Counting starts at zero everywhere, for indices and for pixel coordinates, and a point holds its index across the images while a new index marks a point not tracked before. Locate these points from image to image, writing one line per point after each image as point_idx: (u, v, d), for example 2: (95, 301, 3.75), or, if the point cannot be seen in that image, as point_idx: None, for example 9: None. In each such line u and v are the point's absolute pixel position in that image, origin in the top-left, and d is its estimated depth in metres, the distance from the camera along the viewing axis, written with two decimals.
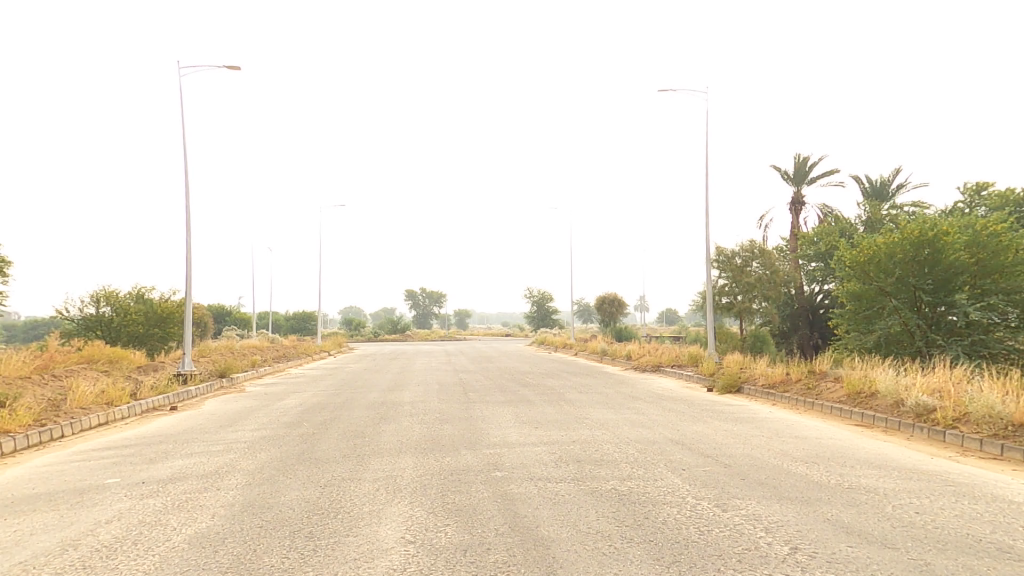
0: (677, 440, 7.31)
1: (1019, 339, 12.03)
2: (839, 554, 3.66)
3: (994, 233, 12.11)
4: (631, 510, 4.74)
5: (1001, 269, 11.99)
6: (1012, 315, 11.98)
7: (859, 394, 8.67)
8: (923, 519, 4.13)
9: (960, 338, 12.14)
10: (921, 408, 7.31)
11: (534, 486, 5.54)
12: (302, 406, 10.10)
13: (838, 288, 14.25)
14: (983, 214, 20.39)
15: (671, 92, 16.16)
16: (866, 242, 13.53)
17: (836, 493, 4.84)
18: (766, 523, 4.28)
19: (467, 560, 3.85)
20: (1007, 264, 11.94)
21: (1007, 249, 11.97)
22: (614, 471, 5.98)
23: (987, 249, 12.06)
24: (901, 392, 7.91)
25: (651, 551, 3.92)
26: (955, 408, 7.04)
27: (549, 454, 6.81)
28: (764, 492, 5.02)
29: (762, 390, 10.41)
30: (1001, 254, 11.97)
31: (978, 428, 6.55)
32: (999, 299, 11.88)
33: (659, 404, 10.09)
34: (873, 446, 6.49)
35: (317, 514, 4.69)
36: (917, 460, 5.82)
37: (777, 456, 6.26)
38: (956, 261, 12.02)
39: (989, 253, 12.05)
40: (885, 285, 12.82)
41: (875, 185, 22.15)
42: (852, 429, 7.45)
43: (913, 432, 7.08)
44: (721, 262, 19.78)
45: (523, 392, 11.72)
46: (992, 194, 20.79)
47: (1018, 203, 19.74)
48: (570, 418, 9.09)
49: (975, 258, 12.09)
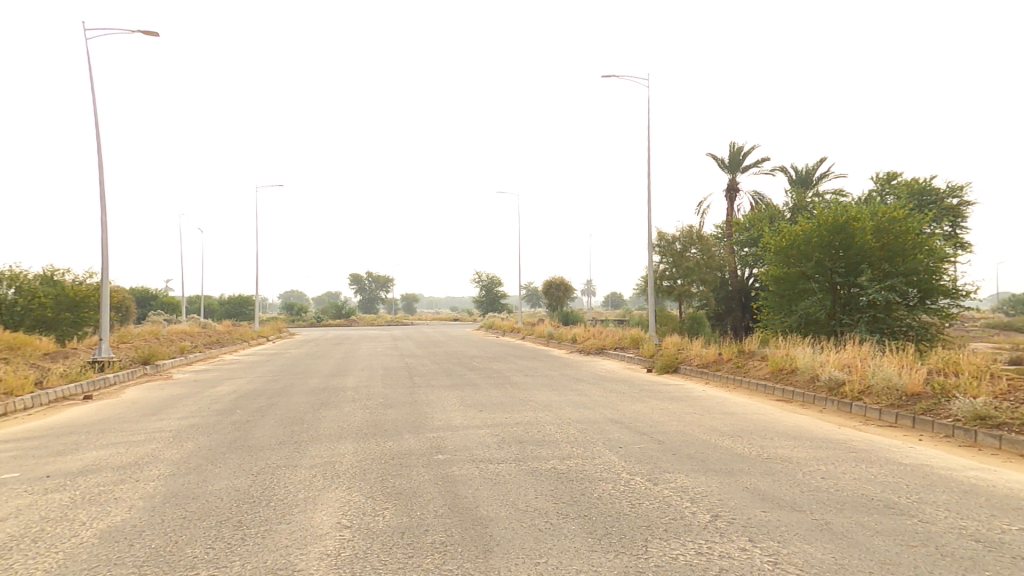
0: (616, 419, 7.57)
1: (918, 317, 12.93)
2: (753, 519, 3.90)
3: (897, 219, 12.99)
4: (568, 488, 4.88)
5: (904, 252, 12.81)
6: (912, 295, 12.86)
7: (781, 370, 9.23)
8: (827, 482, 4.47)
9: (868, 318, 13.00)
10: (833, 382, 7.84)
11: (476, 468, 5.59)
12: (236, 393, 9.71)
13: (764, 272, 15.09)
14: (891, 202, 21.85)
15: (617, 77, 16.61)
16: (789, 229, 14.41)
17: (755, 463, 5.16)
18: (692, 494, 4.50)
19: (403, 542, 3.85)
20: (909, 247, 12.77)
21: (908, 233, 12.83)
22: (554, 451, 6.11)
23: (892, 233, 12.89)
24: (816, 367, 8.47)
25: (584, 525, 4.04)
26: (861, 381, 7.61)
27: (491, 436, 6.88)
28: (692, 465, 5.27)
29: (697, 369, 10.90)
30: (904, 238, 12.80)
31: (878, 398, 7.11)
32: (900, 280, 12.74)
33: (601, 385, 10.36)
34: (793, 419, 6.92)
35: (248, 502, 4.56)
36: (828, 430, 6.29)
37: (706, 432, 6.58)
38: (864, 245, 12.88)
39: (893, 237, 12.87)
40: (805, 268, 13.65)
41: (801, 174, 23.34)
42: (775, 404, 7.90)
43: (825, 405, 7.61)
44: (662, 246, 20.54)
45: (469, 375, 11.76)
46: (901, 183, 22.29)
47: (920, 191, 21.31)
48: (515, 400, 9.20)
49: (882, 243, 12.91)
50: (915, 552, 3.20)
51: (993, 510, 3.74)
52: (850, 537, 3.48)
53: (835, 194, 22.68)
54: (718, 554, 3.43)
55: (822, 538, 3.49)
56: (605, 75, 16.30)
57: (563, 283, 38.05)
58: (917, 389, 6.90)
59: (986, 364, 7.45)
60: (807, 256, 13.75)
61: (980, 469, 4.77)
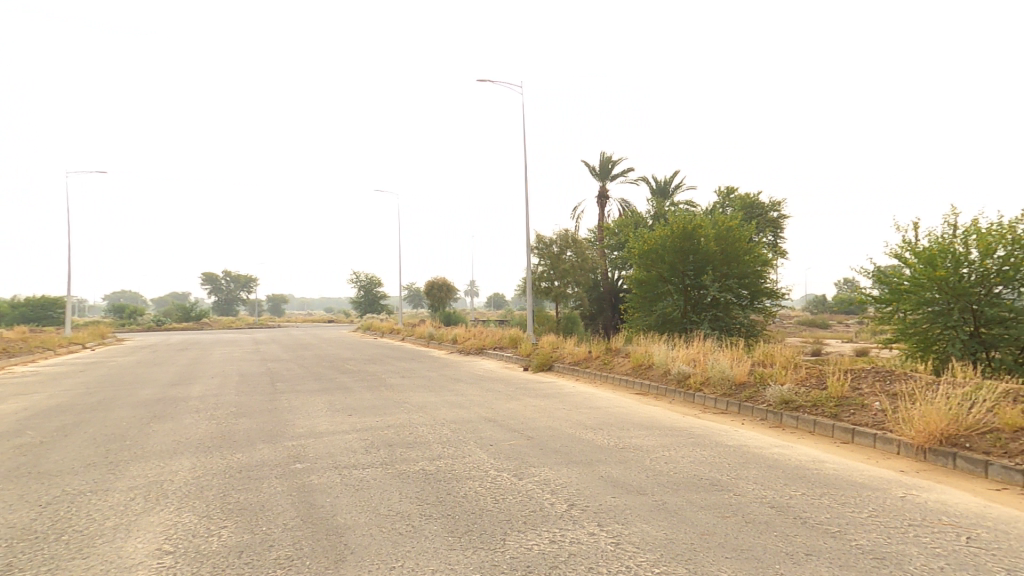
0: (490, 417, 7.60)
1: (749, 315, 14.67)
2: (603, 505, 4.06)
3: (733, 228, 14.75)
4: (435, 488, 4.74)
5: (738, 258, 14.53)
6: (745, 295, 14.61)
7: (641, 366, 9.97)
8: (669, 466, 4.83)
9: (710, 316, 14.50)
10: (681, 375, 8.63)
11: (337, 475, 5.24)
12: (34, 410, 8.20)
13: (629, 275, 16.28)
14: (729, 213, 24.72)
15: (491, 81, 17.53)
16: (648, 235, 15.82)
17: (612, 453, 5.44)
18: (553, 486, 4.60)
19: (240, 561, 3.46)
20: (742, 253, 14.52)
21: (741, 241, 14.60)
22: (424, 452, 5.95)
23: (729, 241, 14.60)
24: (669, 362, 9.26)
25: (446, 525, 3.93)
26: (702, 373, 8.44)
27: (360, 441, 6.54)
28: (556, 458, 5.42)
29: (569, 366, 11.39)
30: (738, 245, 14.54)
31: (715, 388, 7.93)
32: (735, 282, 14.42)
33: (478, 385, 10.39)
34: (649, 410, 7.45)
35: (23, 540, 3.81)
36: (675, 419, 6.86)
37: (573, 426, 6.83)
38: (707, 250, 14.46)
39: (730, 244, 14.58)
40: (662, 270, 14.98)
41: (659, 184, 25.59)
42: (633, 397, 8.46)
43: (674, 396, 8.32)
44: (540, 249, 21.43)
45: (341, 379, 11.16)
46: (736, 197, 25.38)
47: (750, 205, 24.43)
48: (389, 403, 8.87)
49: (722, 249, 14.55)
50: (737, 521, 3.54)
51: (789, 479, 4.29)
52: (681, 514, 3.75)
53: (687, 204, 25.17)
54: (569, 541, 3.51)
55: (659, 518, 3.73)
56: (479, 77, 17.32)
57: (444, 283, 37.88)
58: (743, 379, 7.84)
59: (798, 355, 8.67)
60: (663, 260, 15.06)
61: (791, 445, 5.48)
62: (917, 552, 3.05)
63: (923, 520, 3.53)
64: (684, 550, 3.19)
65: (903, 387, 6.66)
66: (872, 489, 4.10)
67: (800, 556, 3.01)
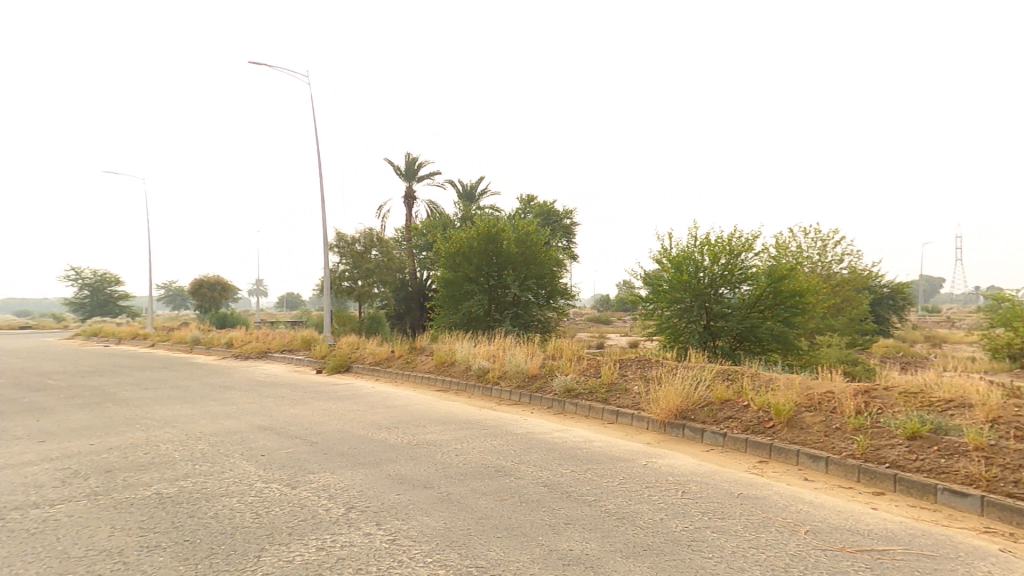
0: (266, 425, 6.99)
1: (545, 313, 16.15)
2: (386, 504, 4.07)
3: (531, 233, 16.12)
4: (171, 514, 4.15)
5: (536, 261, 15.92)
6: (542, 295, 16.06)
7: (443, 363, 10.26)
8: (458, 458, 5.06)
9: (511, 314, 15.58)
10: (482, 370, 9.14)
11: (7, 517, 4.16)
12: None
13: (436, 275, 16.62)
14: (530, 219, 26.88)
15: (264, 66, 15.55)
16: (455, 237, 16.38)
17: (404, 451, 5.48)
18: (332, 491, 4.43)
19: None
20: (539, 256, 15.94)
21: (539, 245, 16.02)
22: (162, 474, 5.16)
23: (528, 245, 15.91)
24: (470, 358, 9.72)
25: (181, 552, 3.47)
26: (500, 368, 9.08)
27: (55, 471, 5.33)
28: (341, 462, 5.24)
29: (369, 366, 11.14)
30: (536, 249, 15.94)
31: (511, 381, 8.60)
32: (533, 283, 15.76)
33: (255, 392, 9.48)
34: (447, 405, 7.70)
35: None
36: (470, 412, 7.21)
37: (365, 427, 6.69)
38: (510, 253, 15.53)
39: (529, 248, 15.90)
40: (468, 271, 15.66)
41: (466, 188, 26.61)
42: (434, 393, 8.67)
43: (473, 390, 8.78)
44: (341, 247, 20.47)
45: (46, 399, 9.04)
46: (537, 204, 27.64)
47: (547, 212, 26.90)
48: (117, 421, 7.50)
49: (522, 252, 15.79)
50: (512, 502, 3.88)
51: (564, 460, 4.85)
52: (463, 502, 3.98)
53: (492, 209, 26.66)
54: (339, 545, 3.42)
55: (440, 509, 3.89)
56: (253, 60, 15.27)
57: (216, 279, 33.73)
58: (536, 372, 8.67)
59: (581, 348, 9.85)
60: (471, 261, 15.81)
61: (568, 430, 6.19)
62: (649, 508, 3.72)
63: (658, 481, 4.33)
64: (460, 536, 3.38)
65: (657, 371, 8.08)
66: (624, 460, 4.88)
67: (561, 527, 3.43)
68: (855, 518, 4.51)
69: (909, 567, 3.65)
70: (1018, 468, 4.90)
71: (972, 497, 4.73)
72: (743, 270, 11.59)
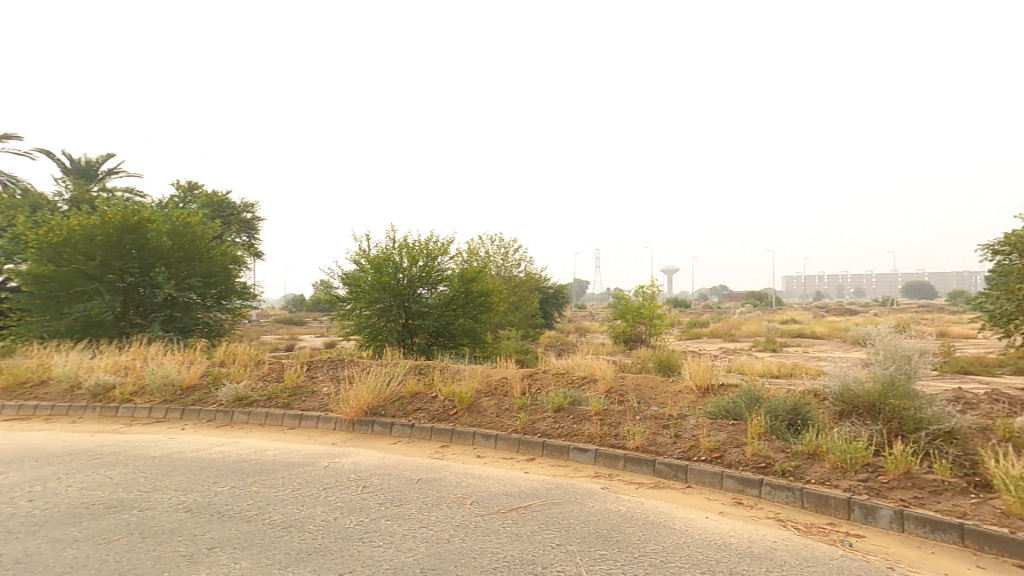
0: None
1: (210, 314, 14.37)
2: None
3: (190, 224, 13.90)
4: None
5: (197, 255, 13.89)
6: (207, 295, 14.21)
7: (25, 383, 8.60)
8: (40, 503, 3.93)
9: (158, 317, 13.31)
10: (104, 386, 7.85)
11: None
12: None
13: (24, 270, 12.65)
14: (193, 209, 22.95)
15: None
16: (64, 221, 12.79)
17: None
18: None
19: None
20: (199, 250, 13.90)
21: (200, 238, 13.98)
22: None
23: (184, 237, 13.68)
24: (78, 374, 8.28)
25: None
26: (133, 382, 8.03)
27: None
28: None
29: None
30: (196, 242, 13.87)
31: (152, 397, 7.64)
32: (194, 280, 13.74)
33: None
34: (40, 440, 5.95)
35: None
36: (91, 442, 5.80)
37: None
38: (159, 246, 13.09)
39: (187, 240, 13.71)
40: (88, 267, 12.53)
41: (77, 164, 22.57)
42: (19, 428, 6.65)
43: (86, 412, 7.45)
44: None
45: None
46: (201, 193, 24.20)
47: (217, 203, 23.66)
48: None
49: (175, 245, 13.49)
50: (132, 542, 3.26)
51: (219, 477, 4.38)
52: (41, 554, 3.09)
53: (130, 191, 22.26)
54: None
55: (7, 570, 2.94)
56: None
57: None
58: (193, 382, 7.93)
59: (258, 353, 9.23)
60: (91, 255, 12.68)
61: (237, 442, 5.60)
62: (322, 511, 3.70)
63: (340, 481, 4.33)
64: None
65: (348, 371, 8.13)
66: (303, 465, 4.74)
67: (200, 554, 3.08)
68: (510, 483, 5.46)
69: (544, 515, 4.61)
70: (616, 425, 6.77)
71: (589, 452, 6.30)
72: (440, 272, 12.66)
